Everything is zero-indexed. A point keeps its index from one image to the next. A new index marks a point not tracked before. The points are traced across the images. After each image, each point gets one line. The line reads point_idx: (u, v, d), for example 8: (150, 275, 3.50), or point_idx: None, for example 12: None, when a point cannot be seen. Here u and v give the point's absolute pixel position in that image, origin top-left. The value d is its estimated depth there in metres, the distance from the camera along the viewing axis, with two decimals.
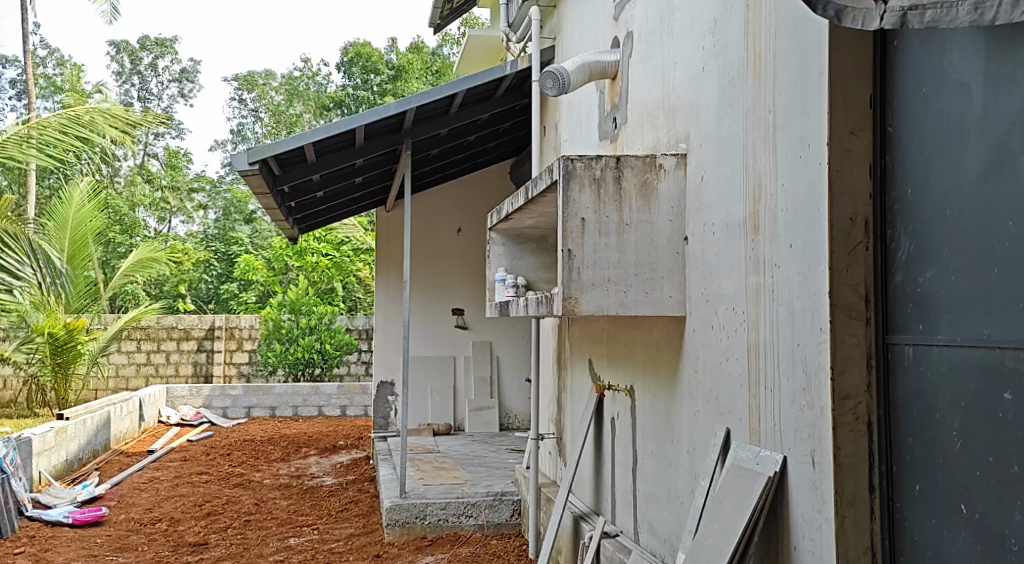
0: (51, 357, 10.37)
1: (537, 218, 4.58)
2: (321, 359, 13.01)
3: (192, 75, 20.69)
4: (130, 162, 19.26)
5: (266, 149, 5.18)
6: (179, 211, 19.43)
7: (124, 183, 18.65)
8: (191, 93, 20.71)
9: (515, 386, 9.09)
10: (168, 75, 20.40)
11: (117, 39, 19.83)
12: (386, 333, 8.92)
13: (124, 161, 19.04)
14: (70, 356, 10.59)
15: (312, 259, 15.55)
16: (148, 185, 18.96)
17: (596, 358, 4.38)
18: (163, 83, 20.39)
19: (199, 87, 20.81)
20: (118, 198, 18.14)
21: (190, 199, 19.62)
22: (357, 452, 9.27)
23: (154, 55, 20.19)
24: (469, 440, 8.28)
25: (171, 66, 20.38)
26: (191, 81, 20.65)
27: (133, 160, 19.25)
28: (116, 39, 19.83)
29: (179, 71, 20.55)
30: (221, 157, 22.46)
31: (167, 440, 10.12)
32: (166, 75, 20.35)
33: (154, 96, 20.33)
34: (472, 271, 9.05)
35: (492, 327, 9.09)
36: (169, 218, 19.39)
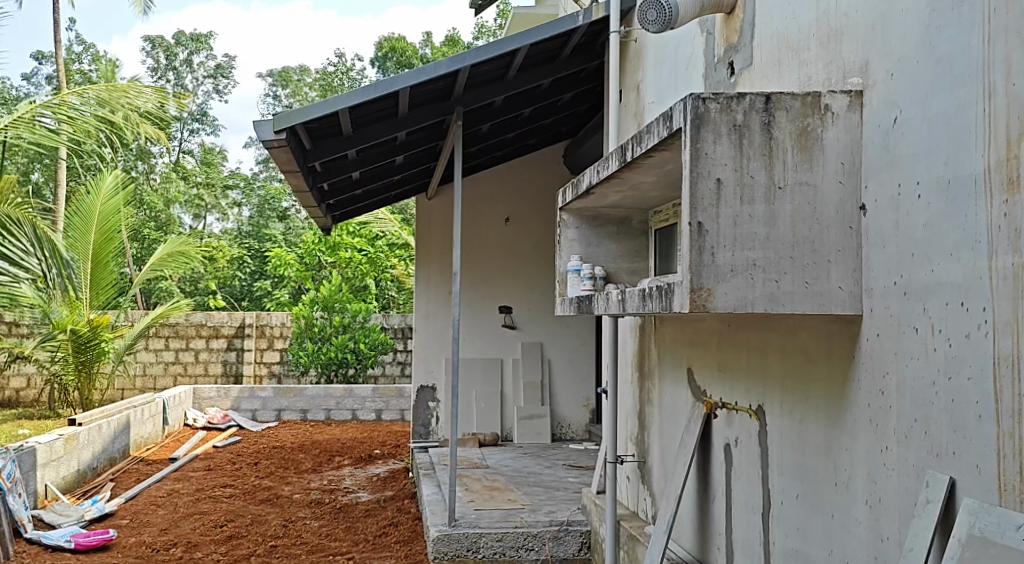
0: (74, 356, 10.07)
1: (626, 196, 3.70)
2: (355, 359, 12.24)
3: (226, 71, 19.96)
4: (165, 159, 18.75)
5: (293, 115, 4.37)
6: (215, 209, 18.94)
7: (159, 179, 18.07)
8: (226, 89, 20.08)
9: (569, 393, 8.21)
10: (203, 71, 19.64)
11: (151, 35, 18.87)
12: (426, 333, 8.11)
13: (159, 158, 18.52)
14: (94, 354, 10.28)
15: (346, 256, 14.74)
16: (183, 181, 18.39)
17: (698, 367, 3.51)
18: (198, 79, 19.62)
19: (233, 83, 20.16)
20: (153, 193, 17.61)
21: (225, 196, 19.08)
22: (394, 463, 8.46)
23: (189, 51, 19.39)
24: (520, 453, 7.43)
25: (206, 61, 19.65)
26: (225, 77, 19.94)
27: (167, 156, 18.65)
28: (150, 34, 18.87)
29: (214, 67, 19.81)
30: (254, 156, 21.77)
31: (191, 446, 9.39)
32: (201, 72, 19.63)
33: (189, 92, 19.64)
34: (522, 264, 8.23)
35: (543, 327, 8.23)
36: (203, 214, 18.86)
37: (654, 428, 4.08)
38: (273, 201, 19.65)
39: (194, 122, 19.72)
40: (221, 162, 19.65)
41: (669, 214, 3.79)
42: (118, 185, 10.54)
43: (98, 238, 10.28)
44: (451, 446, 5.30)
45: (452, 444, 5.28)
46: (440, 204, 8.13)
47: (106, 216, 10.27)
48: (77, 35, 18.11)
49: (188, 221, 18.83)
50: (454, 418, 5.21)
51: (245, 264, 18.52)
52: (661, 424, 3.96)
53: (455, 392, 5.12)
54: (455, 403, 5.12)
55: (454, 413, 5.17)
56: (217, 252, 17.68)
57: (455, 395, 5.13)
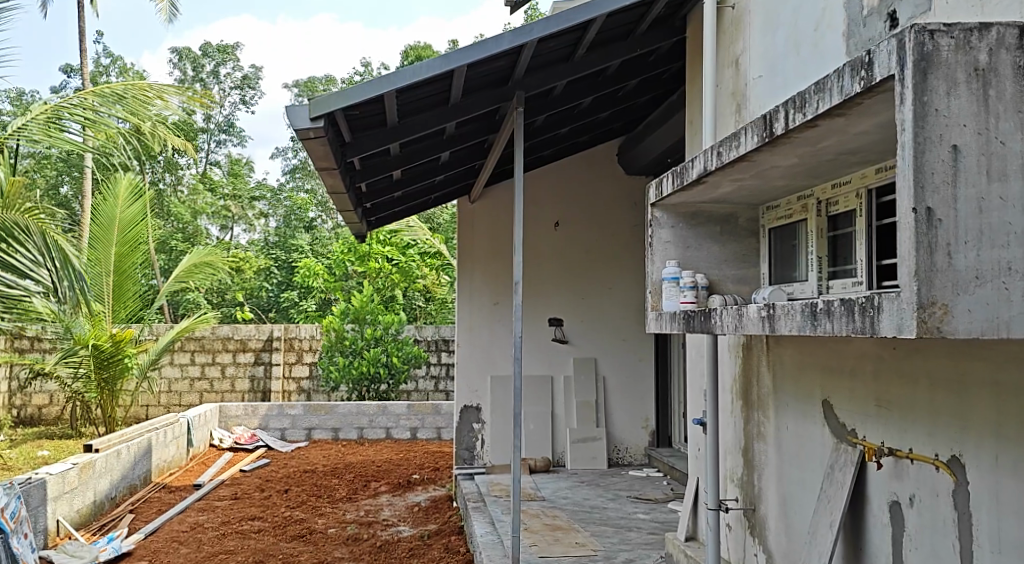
0: (96, 372, 9.63)
1: (739, 189, 3.03)
2: (388, 374, 11.57)
3: (253, 81, 19.57)
4: (192, 170, 18.41)
5: (334, 99, 3.73)
6: (241, 220, 18.48)
7: (186, 192, 17.63)
8: (253, 100, 19.69)
9: (626, 413, 7.50)
10: (230, 83, 19.25)
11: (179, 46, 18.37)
12: (469, 348, 7.45)
13: (186, 169, 18.13)
14: (118, 370, 9.83)
15: (376, 266, 14.22)
16: (210, 193, 17.93)
17: (841, 399, 2.82)
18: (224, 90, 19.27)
19: (260, 94, 19.75)
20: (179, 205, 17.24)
21: (251, 207, 18.63)
22: (435, 489, 7.80)
23: (215, 62, 18.85)
24: (576, 481, 6.73)
25: (233, 72, 19.20)
26: (252, 87, 19.57)
27: (194, 166, 18.45)
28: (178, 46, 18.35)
29: (241, 78, 19.41)
30: (281, 165, 21.08)
31: (218, 470, 8.80)
32: (228, 83, 19.18)
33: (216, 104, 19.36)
34: (575, 272, 7.55)
35: (597, 341, 7.53)
36: (231, 226, 18.41)
37: (769, 471, 3.38)
38: (299, 213, 18.98)
39: (220, 133, 19.45)
40: (248, 174, 19.15)
41: (792, 207, 3.10)
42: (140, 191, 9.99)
43: (120, 248, 9.78)
44: (513, 484, 4.59)
45: (514, 481, 4.57)
46: (485, 208, 7.50)
47: (128, 225, 9.76)
48: (104, 47, 17.76)
49: (215, 233, 18.39)
50: (516, 449, 4.52)
51: (273, 275, 17.98)
52: (782, 467, 3.27)
53: (517, 421, 4.44)
54: (517, 432, 4.44)
55: (516, 445, 4.49)
56: (244, 263, 17.16)
57: (517, 424, 4.45)
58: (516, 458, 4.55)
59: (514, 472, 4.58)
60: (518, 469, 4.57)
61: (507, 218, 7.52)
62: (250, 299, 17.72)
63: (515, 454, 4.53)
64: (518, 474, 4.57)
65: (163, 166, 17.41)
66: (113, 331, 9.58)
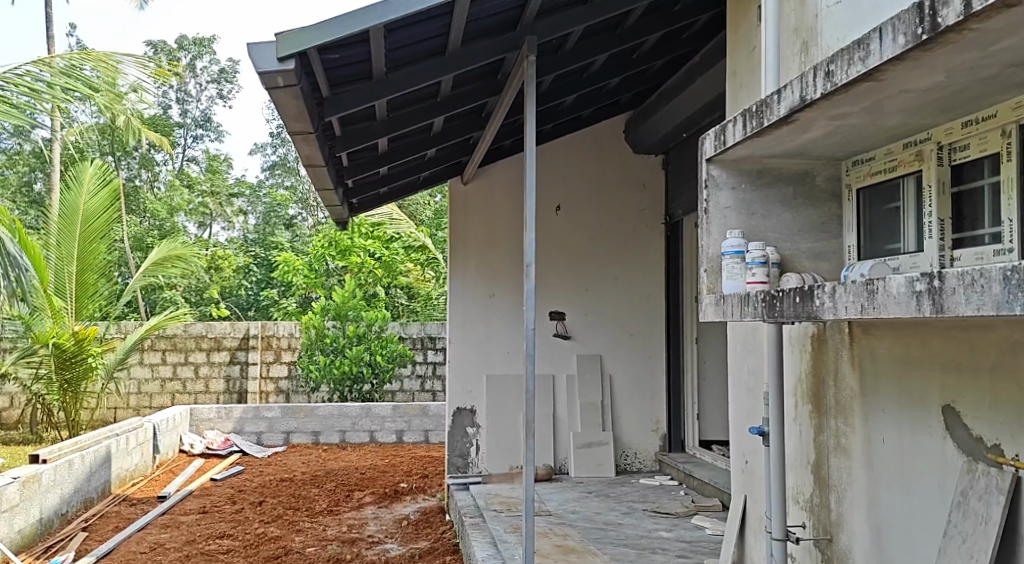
0: (58, 373, 8.92)
1: (833, 134, 2.38)
2: (371, 374, 10.84)
3: (231, 75, 19.14)
4: (169, 167, 17.68)
5: (306, 35, 3.04)
6: (220, 217, 17.67)
7: (164, 189, 17.07)
8: (230, 94, 19.25)
9: (634, 415, 6.83)
10: (207, 76, 18.83)
11: (155, 40, 17.55)
12: (462, 345, 6.75)
13: (163, 166, 17.44)
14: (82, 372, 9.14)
15: (358, 260, 13.41)
16: (188, 190, 17.20)
17: (976, 403, 2.21)
18: (201, 84, 18.87)
19: (238, 88, 19.37)
20: (155, 201, 16.51)
21: (231, 204, 17.79)
22: (425, 500, 7.11)
23: (192, 56, 18.50)
24: (582, 491, 6.03)
25: (209, 66, 18.81)
26: (230, 82, 19.13)
27: (169, 163, 17.60)
28: (154, 39, 17.53)
29: (218, 71, 18.98)
30: (261, 161, 20.30)
31: (187, 479, 8.06)
32: (204, 76, 18.78)
33: (193, 98, 18.90)
34: (578, 260, 6.88)
35: (602, 336, 6.85)
36: (209, 224, 17.59)
37: (856, 494, 2.72)
38: (277, 210, 18.28)
39: (196, 128, 18.82)
40: (227, 171, 18.27)
41: (896, 157, 2.42)
42: (105, 177, 9.31)
43: (85, 241, 9.19)
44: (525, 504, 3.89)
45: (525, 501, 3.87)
46: (478, 190, 6.83)
47: (93, 216, 9.17)
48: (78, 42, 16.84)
49: (193, 231, 17.60)
50: (527, 462, 3.83)
51: (252, 273, 17.29)
52: (876, 488, 2.62)
53: (529, 429, 3.74)
54: (529, 443, 3.75)
55: (527, 458, 3.80)
56: (223, 261, 16.34)
57: (530, 433, 3.75)
58: (526, 474, 3.85)
59: (525, 490, 3.88)
60: (529, 487, 3.87)
61: (502, 202, 6.85)
62: (228, 298, 16.95)
63: (526, 468, 3.83)
64: (529, 493, 3.87)
65: (138, 162, 16.93)
66: (76, 329, 8.96)
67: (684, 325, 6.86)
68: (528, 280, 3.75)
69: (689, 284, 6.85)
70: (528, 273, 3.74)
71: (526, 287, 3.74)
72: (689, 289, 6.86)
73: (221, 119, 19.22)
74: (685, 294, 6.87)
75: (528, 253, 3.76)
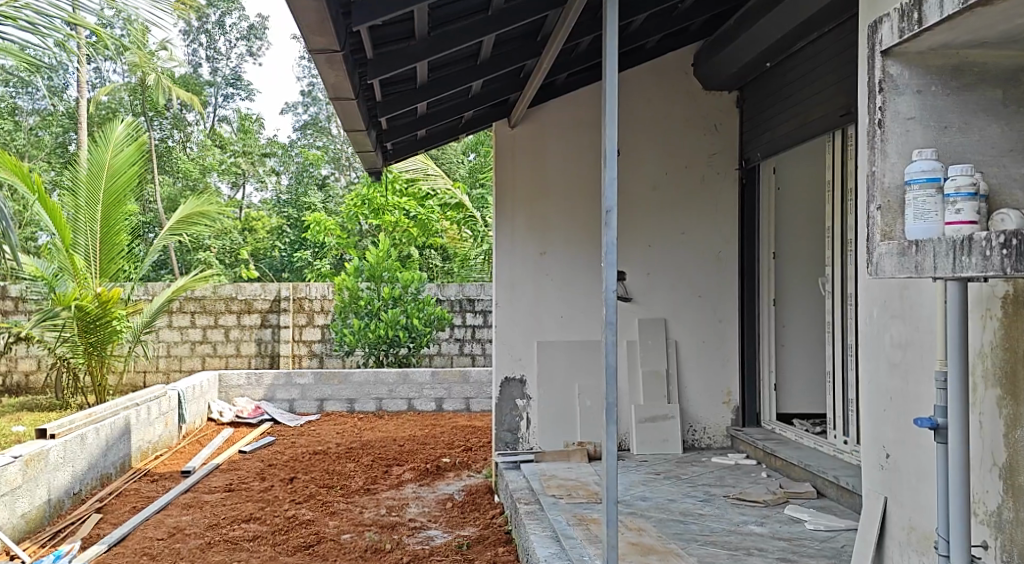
0: (81, 336, 8.38)
1: None
2: (408, 338, 10.20)
3: (260, 32, 18.57)
4: (201, 127, 17.16)
5: None
6: (253, 177, 17.09)
7: (197, 149, 16.60)
8: (260, 51, 18.58)
9: (703, 385, 6.10)
10: (236, 33, 18.30)
11: None
12: (509, 308, 6.05)
13: (196, 126, 16.99)
14: (106, 336, 8.55)
15: (392, 220, 12.70)
16: (220, 150, 16.68)
17: None
18: (231, 42, 18.28)
19: (267, 45, 18.69)
20: (187, 161, 16.22)
21: (263, 163, 17.17)
22: (470, 477, 6.47)
23: (220, 12, 18.19)
24: (648, 472, 5.33)
25: (239, 22, 18.35)
26: (259, 38, 18.52)
27: (203, 123, 17.24)
28: None
29: (247, 28, 18.47)
30: (292, 121, 19.07)
31: (214, 451, 7.49)
32: (233, 33, 18.27)
33: (222, 56, 18.26)
34: (638, 212, 6.12)
35: (667, 298, 6.12)
36: (242, 183, 17.04)
37: None
38: (310, 169, 17.47)
39: (227, 86, 17.96)
40: (260, 131, 17.49)
41: None
42: (133, 136, 8.77)
43: (108, 200, 8.53)
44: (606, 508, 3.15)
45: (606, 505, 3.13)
46: (527, 135, 6.09)
47: (117, 172, 8.53)
48: None
49: (227, 192, 17.04)
50: (607, 454, 3.10)
51: (285, 235, 16.63)
52: None
53: (610, 414, 3.05)
54: (610, 430, 3.05)
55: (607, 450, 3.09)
56: (257, 222, 16.39)
57: (611, 418, 3.06)
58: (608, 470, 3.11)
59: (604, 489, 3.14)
60: (611, 486, 3.13)
61: (554, 148, 6.10)
62: (262, 260, 16.49)
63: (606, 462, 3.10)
64: (610, 492, 3.13)
65: (170, 121, 16.54)
66: (99, 291, 8.40)
67: (760, 285, 6.08)
68: (607, 229, 2.98)
69: (765, 238, 6.07)
70: (608, 221, 2.97)
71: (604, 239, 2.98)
72: (765, 244, 6.08)
73: (252, 79, 18.50)
74: (761, 249, 6.08)
75: (606, 197, 3.00)
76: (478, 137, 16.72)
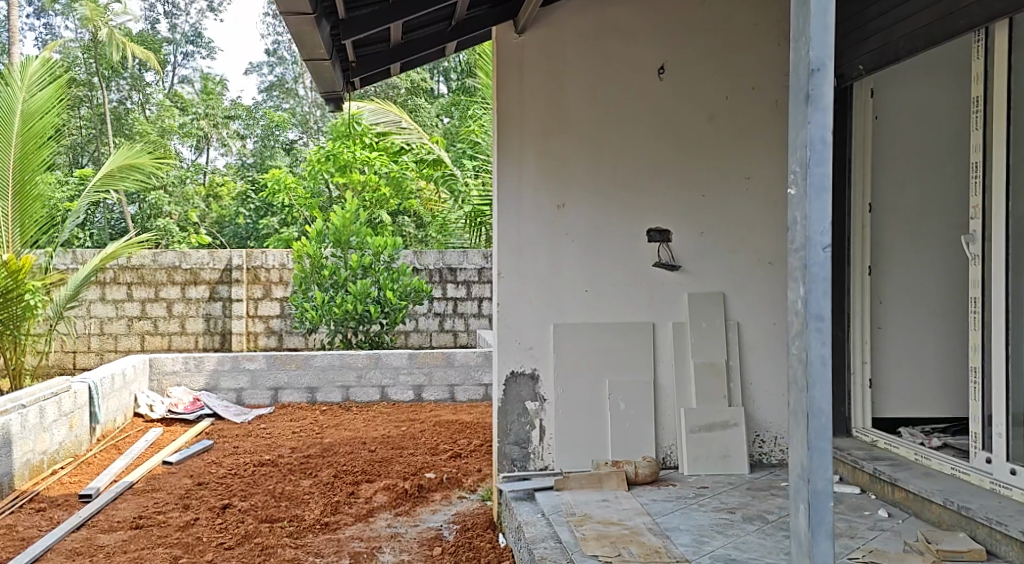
0: None
1: None
2: (380, 313, 8.59)
3: None
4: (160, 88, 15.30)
5: None
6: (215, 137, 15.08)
7: (154, 112, 14.83)
8: (221, 7, 16.72)
9: (774, 382, 4.58)
10: None
11: None
12: (516, 280, 4.46)
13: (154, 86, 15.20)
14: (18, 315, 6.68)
15: (360, 177, 11.19)
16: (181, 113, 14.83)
17: None
18: None
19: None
20: (145, 123, 14.45)
21: (226, 125, 15.17)
22: (464, 501, 4.94)
23: None
24: (718, 509, 3.82)
25: None
26: None
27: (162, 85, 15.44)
28: None
29: None
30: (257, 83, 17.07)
31: (131, 462, 5.91)
32: None
33: (182, 12, 16.32)
34: (687, 152, 4.54)
35: (725, 265, 4.57)
36: (206, 147, 15.19)
37: None
38: (276, 131, 15.53)
39: (187, 43, 16.12)
40: (223, 92, 15.61)
41: None
42: (52, 70, 6.92)
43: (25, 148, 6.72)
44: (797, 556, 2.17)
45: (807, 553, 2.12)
46: (539, 44, 4.46)
47: (35, 116, 6.73)
48: None
49: (188, 156, 15.18)
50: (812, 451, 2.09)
51: (251, 200, 14.57)
52: None
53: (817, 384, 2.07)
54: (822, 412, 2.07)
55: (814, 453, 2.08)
56: (221, 188, 14.57)
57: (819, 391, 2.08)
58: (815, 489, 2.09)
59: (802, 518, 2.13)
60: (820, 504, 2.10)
61: (575, 62, 4.49)
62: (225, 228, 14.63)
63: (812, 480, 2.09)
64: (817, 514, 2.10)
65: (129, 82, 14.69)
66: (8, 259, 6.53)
67: (850, 246, 4.52)
68: (813, 103, 2.07)
69: (858, 184, 4.50)
70: (813, 90, 2.06)
71: (808, 131, 2.07)
72: (859, 193, 4.51)
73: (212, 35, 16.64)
74: (853, 199, 4.51)
75: (814, 52, 2.06)
76: (455, 98, 15.03)
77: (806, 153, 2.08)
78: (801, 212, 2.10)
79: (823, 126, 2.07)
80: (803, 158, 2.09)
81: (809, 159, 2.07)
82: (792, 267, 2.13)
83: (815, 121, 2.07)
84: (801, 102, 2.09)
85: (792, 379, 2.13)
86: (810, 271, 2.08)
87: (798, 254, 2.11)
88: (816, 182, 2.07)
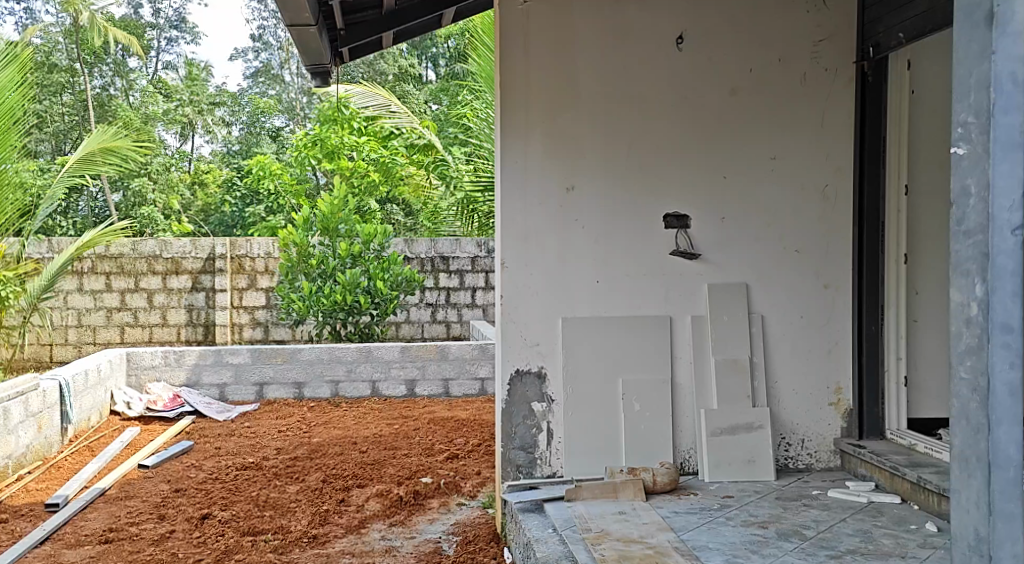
0: None
1: None
2: (370, 304, 8.18)
3: None
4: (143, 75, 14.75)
5: None
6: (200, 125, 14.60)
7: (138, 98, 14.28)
8: None
9: (801, 381, 4.22)
10: None
11: None
12: (522, 270, 4.08)
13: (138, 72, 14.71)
14: None
15: (349, 163, 10.88)
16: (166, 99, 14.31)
17: None
18: None
19: None
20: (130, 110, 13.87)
21: (212, 112, 14.71)
22: (464, 509, 4.57)
23: None
24: (749, 523, 3.45)
25: None
26: None
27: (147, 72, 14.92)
28: None
29: None
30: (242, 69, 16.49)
31: (105, 465, 5.50)
32: None
33: None
34: (707, 129, 4.16)
35: (749, 253, 4.20)
36: (191, 135, 14.70)
37: None
38: (263, 118, 15.23)
39: (170, 29, 15.60)
40: (208, 78, 15.09)
41: None
42: (9, 51, 6.63)
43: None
44: None
45: None
46: (546, 9, 4.05)
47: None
48: None
49: (174, 144, 14.69)
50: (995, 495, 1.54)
51: (236, 187, 14.15)
52: None
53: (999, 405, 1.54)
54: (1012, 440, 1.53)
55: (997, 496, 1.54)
56: (207, 175, 14.15)
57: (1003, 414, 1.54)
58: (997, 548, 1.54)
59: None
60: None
61: (586, 29, 4.09)
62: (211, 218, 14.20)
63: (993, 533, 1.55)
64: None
65: (113, 68, 14.14)
66: None
67: (884, 234, 4.21)
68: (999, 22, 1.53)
69: (894, 166, 4.18)
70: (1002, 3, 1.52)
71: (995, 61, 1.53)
72: (893, 175, 4.20)
73: (197, 20, 16.04)
74: (887, 182, 4.19)
75: None
76: (445, 84, 14.60)
77: (988, 91, 1.54)
78: (980, 178, 1.57)
79: (1014, 56, 1.52)
80: (983, 101, 1.55)
81: (993, 102, 1.53)
82: (965, 250, 1.60)
83: (1003, 48, 1.53)
84: (982, 22, 1.55)
85: (960, 405, 1.61)
86: (995, 259, 1.54)
87: (977, 232, 1.57)
88: (1005, 131, 1.53)
